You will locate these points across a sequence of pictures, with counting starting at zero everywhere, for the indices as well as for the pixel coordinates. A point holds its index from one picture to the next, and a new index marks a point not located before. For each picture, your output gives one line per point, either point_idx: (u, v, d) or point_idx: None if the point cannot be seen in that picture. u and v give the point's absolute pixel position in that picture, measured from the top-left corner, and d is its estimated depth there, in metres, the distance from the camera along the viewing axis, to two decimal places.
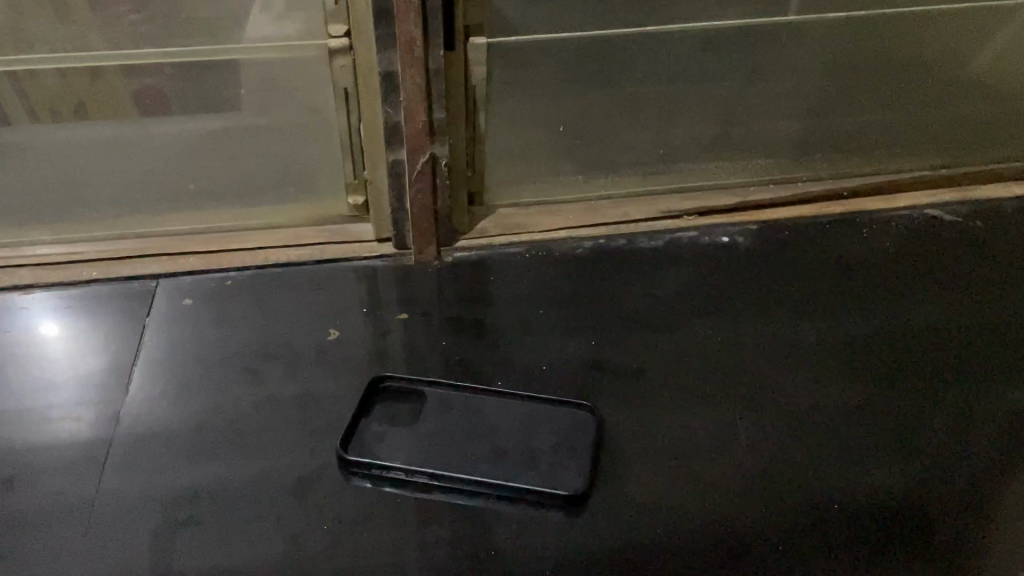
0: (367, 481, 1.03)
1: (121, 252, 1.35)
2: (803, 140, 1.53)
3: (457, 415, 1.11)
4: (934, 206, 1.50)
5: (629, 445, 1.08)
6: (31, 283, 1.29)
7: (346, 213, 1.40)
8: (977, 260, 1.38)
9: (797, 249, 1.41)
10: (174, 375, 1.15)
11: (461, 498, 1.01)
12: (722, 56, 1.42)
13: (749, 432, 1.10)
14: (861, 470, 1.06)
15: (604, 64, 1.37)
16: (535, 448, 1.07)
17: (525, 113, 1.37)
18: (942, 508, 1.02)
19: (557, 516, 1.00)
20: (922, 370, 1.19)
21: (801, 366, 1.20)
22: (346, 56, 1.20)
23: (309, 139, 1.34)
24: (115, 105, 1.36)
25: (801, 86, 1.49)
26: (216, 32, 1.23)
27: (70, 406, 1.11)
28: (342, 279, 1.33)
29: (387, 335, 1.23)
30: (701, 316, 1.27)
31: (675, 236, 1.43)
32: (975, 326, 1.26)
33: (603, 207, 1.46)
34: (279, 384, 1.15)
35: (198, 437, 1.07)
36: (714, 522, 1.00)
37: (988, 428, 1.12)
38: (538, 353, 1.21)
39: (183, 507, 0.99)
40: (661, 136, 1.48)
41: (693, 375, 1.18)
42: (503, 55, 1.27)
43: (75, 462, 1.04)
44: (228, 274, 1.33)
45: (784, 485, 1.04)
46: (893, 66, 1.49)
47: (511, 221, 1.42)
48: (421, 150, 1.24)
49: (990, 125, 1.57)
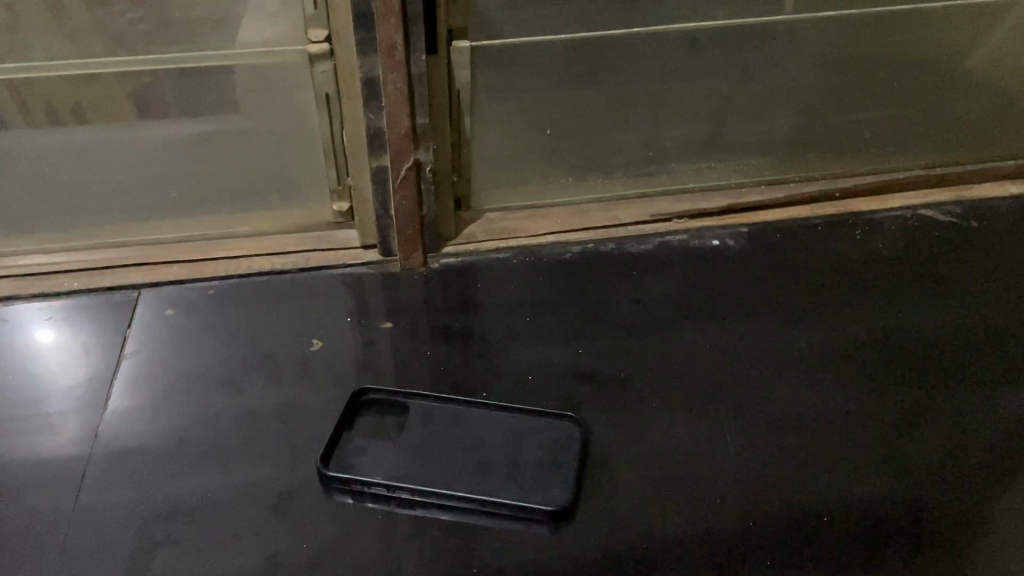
0: (349, 497, 1.01)
1: (104, 261, 1.33)
2: (795, 140, 1.50)
3: (441, 427, 1.09)
4: (930, 207, 1.48)
5: (617, 455, 1.07)
6: (13, 294, 1.28)
7: (331, 219, 1.40)
8: (975, 261, 1.36)
9: (788, 251, 1.39)
10: (154, 389, 1.14)
11: (445, 514, 1.00)
12: (714, 56, 1.38)
13: (740, 442, 1.08)
14: (853, 480, 1.04)
15: (590, 66, 1.34)
16: (521, 461, 1.05)
17: (512, 117, 1.35)
18: (938, 513, 1.00)
19: (540, 531, 0.98)
20: (916, 376, 1.17)
21: (793, 372, 1.18)
22: (327, 62, 1.18)
23: (292, 145, 1.32)
24: (113, 110, 1.31)
25: (793, 84, 1.45)
26: (195, 38, 1.21)
27: (49, 420, 1.10)
28: (328, 287, 1.31)
29: (372, 344, 1.21)
30: (691, 322, 1.25)
31: (666, 240, 1.41)
32: (969, 328, 1.24)
33: (592, 211, 1.44)
34: (261, 397, 1.13)
35: (178, 453, 1.06)
36: (704, 532, 0.98)
37: (984, 432, 1.10)
38: (525, 362, 1.19)
39: (162, 525, 0.98)
40: (651, 137, 1.45)
41: (682, 384, 1.16)
42: (488, 58, 1.25)
43: (53, 480, 1.03)
44: (212, 283, 1.32)
45: (773, 496, 1.02)
46: (888, 63, 1.45)
47: (498, 226, 1.41)
48: (404, 156, 1.22)
49: (987, 122, 1.55)
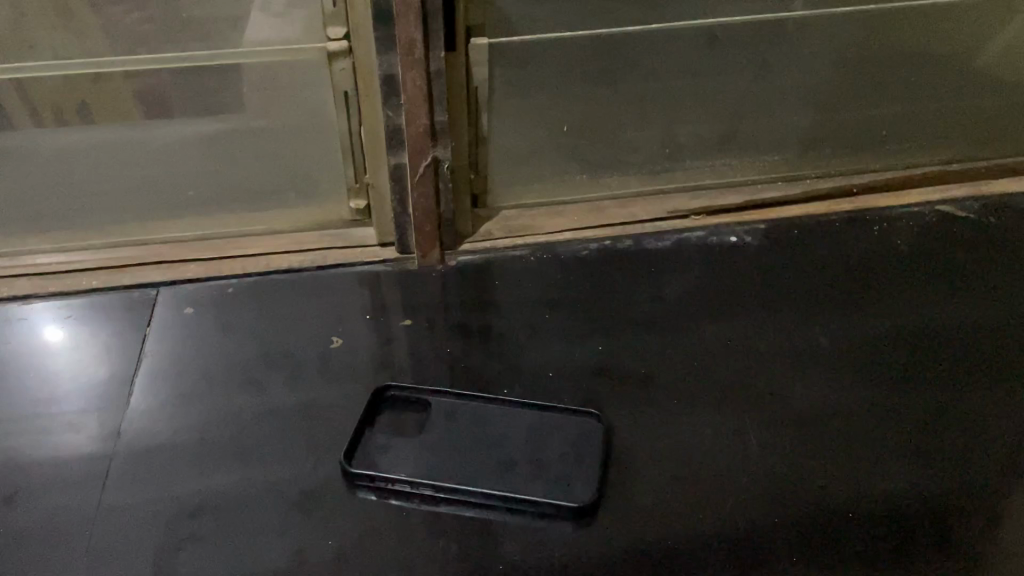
0: (373, 493, 1.01)
1: (121, 261, 1.32)
2: (811, 136, 1.51)
3: (463, 424, 1.09)
4: (949, 202, 1.47)
5: (641, 451, 1.06)
6: (29, 294, 1.28)
7: (346, 217, 1.39)
8: (994, 256, 1.36)
9: (807, 248, 1.38)
10: (175, 386, 1.14)
11: (469, 511, 1.00)
12: (729, 54, 1.41)
13: (762, 438, 1.08)
14: (875, 477, 1.04)
15: (604, 62, 1.35)
16: (544, 458, 1.05)
17: (528, 114, 1.36)
18: (962, 508, 1.00)
19: (566, 528, 0.98)
20: (938, 372, 1.17)
21: (814, 368, 1.18)
22: (346, 60, 1.18)
23: (308, 142, 1.32)
24: (119, 110, 1.35)
25: (805, 82, 1.47)
26: (213, 35, 1.21)
27: (69, 418, 1.10)
28: (346, 285, 1.31)
29: (392, 342, 1.21)
30: (712, 320, 1.25)
31: (684, 236, 1.40)
32: (989, 323, 1.24)
33: (609, 208, 1.43)
34: (282, 394, 1.13)
35: (200, 450, 1.06)
36: (729, 527, 0.98)
37: (1007, 426, 1.10)
38: (545, 359, 1.18)
39: (187, 523, 0.97)
40: (668, 134, 1.46)
41: (703, 381, 1.16)
42: (506, 55, 1.25)
43: (77, 478, 1.03)
44: (229, 281, 1.31)
45: (796, 493, 1.02)
46: (899, 58, 1.47)
47: (514, 223, 1.40)
48: (423, 153, 1.22)
49: (1003, 118, 1.54)
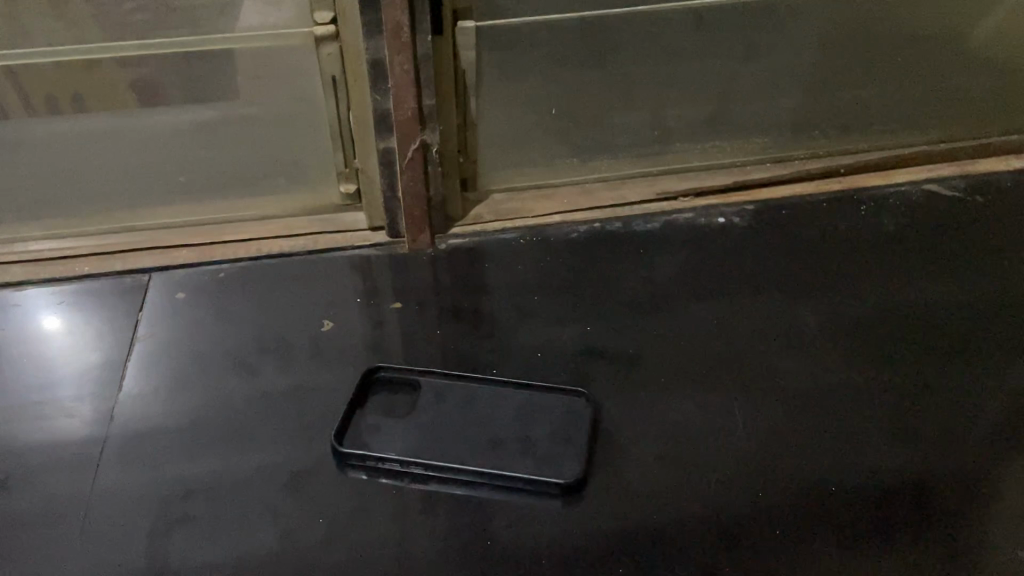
0: (363, 472, 1.03)
1: (114, 246, 1.34)
2: (800, 118, 1.51)
3: (453, 404, 1.10)
4: (934, 181, 1.49)
5: (629, 428, 1.08)
6: (24, 279, 1.29)
7: (338, 202, 1.40)
8: (979, 235, 1.37)
9: (793, 228, 1.40)
10: (168, 370, 1.15)
11: (458, 489, 1.01)
12: (715, 36, 1.38)
13: (748, 415, 1.10)
14: (857, 452, 1.05)
15: (595, 48, 1.34)
16: (532, 436, 1.06)
17: (517, 97, 1.36)
18: (943, 486, 1.02)
19: (553, 504, 0.99)
20: (922, 350, 1.18)
21: (799, 346, 1.19)
22: (333, 44, 1.19)
23: (298, 129, 1.32)
24: (113, 98, 1.34)
25: (796, 65, 1.45)
26: (200, 22, 1.21)
27: (64, 403, 1.11)
28: (338, 269, 1.32)
29: (384, 325, 1.22)
30: (700, 300, 1.26)
31: (672, 218, 1.42)
32: (973, 301, 1.26)
33: (597, 190, 1.46)
34: (274, 377, 1.14)
35: (192, 432, 1.07)
36: (714, 505, 0.99)
37: (988, 405, 1.11)
38: (535, 339, 1.20)
39: (179, 504, 0.99)
40: (656, 117, 1.46)
41: (691, 360, 1.17)
42: (493, 38, 1.26)
43: (72, 462, 1.04)
44: (222, 266, 1.33)
45: (782, 470, 1.03)
46: (890, 40, 1.46)
47: (504, 207, 1.42)
48: (411, 137, 1.23)
49: (990, 97, 1.56)
